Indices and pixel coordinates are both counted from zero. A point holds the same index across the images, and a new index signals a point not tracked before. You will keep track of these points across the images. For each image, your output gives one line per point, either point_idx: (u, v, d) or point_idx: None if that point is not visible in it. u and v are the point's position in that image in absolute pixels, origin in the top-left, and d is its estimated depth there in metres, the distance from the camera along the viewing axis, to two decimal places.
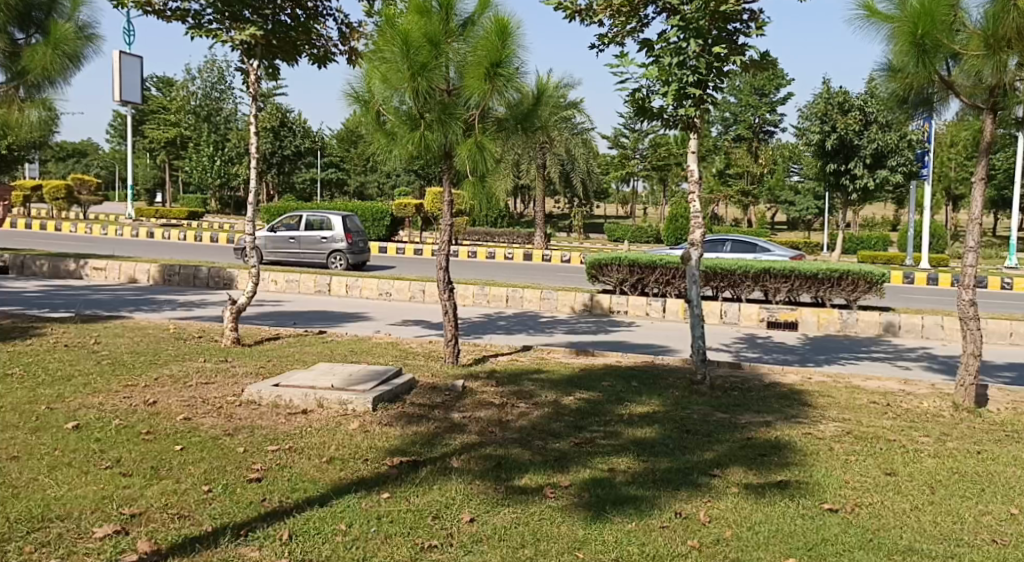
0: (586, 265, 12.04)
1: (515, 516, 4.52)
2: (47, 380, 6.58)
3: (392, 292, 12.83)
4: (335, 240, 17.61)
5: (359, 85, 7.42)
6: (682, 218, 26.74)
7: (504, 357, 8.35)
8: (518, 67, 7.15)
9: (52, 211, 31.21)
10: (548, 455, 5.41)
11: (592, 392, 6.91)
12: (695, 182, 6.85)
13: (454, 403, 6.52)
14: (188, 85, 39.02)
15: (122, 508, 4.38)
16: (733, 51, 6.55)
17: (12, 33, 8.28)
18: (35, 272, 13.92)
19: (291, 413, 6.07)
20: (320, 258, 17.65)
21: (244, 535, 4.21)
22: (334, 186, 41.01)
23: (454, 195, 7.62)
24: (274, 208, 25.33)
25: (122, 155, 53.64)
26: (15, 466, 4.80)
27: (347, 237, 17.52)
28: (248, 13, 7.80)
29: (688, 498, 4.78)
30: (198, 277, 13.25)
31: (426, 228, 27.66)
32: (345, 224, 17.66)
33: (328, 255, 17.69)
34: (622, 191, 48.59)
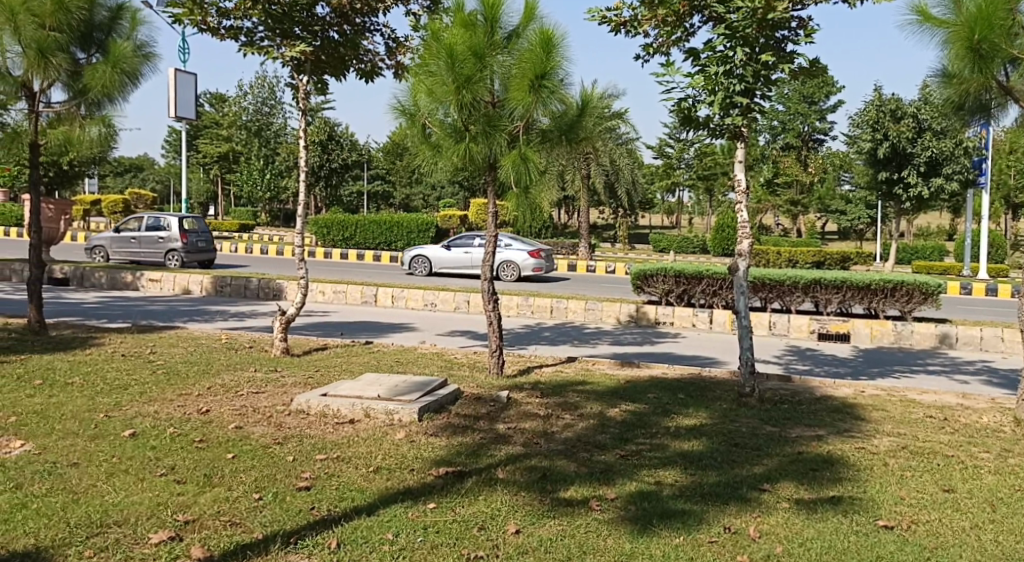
0: (630, 275, 11.96)
1: (561, 528, 4.48)
2: (104, 388, 6.70)
3: (437, 303, 12.86)
4: (172, 239, 18.11)
5: (404, 98, 7.46)
6: (728, 229, 26.50)
7: (549, 368, 8.32)
8: (562, 79, 7.15)
9: (109, 225, 31.95)
10: (594, 467, 5.36)
11: (638, 404, 6.84)
12: (743, 192, 6.76)
13: (499, 414, 6.50)
14: (240, 101, 39.74)
15: (176, 515, 4.43)
16: (780, 59, 6.46)
17: (75, 52, 8.48)
18: (94, 284, 14.24)
19: (338, 423, 6.10)
20: (157, 257, 18.12)
21: (294, 542, 4.22)
22: (381, 198, 41.40)
23: (499, 207, 7.62)
24: (322, 221, 25.65)
25: (176, 169, 54.88)
26: (75, 473, 4.88)
27: (182, 236, 18.04)
28: (299, 30, 7.91)
29: (737, 513, 4.69)
30: (248, 289, 13.44)
31: (471, 239, 27.76)
32: (180, 225, 18.17)
33: (165, 254, 18.16)
34: (668, 201, 48.33)
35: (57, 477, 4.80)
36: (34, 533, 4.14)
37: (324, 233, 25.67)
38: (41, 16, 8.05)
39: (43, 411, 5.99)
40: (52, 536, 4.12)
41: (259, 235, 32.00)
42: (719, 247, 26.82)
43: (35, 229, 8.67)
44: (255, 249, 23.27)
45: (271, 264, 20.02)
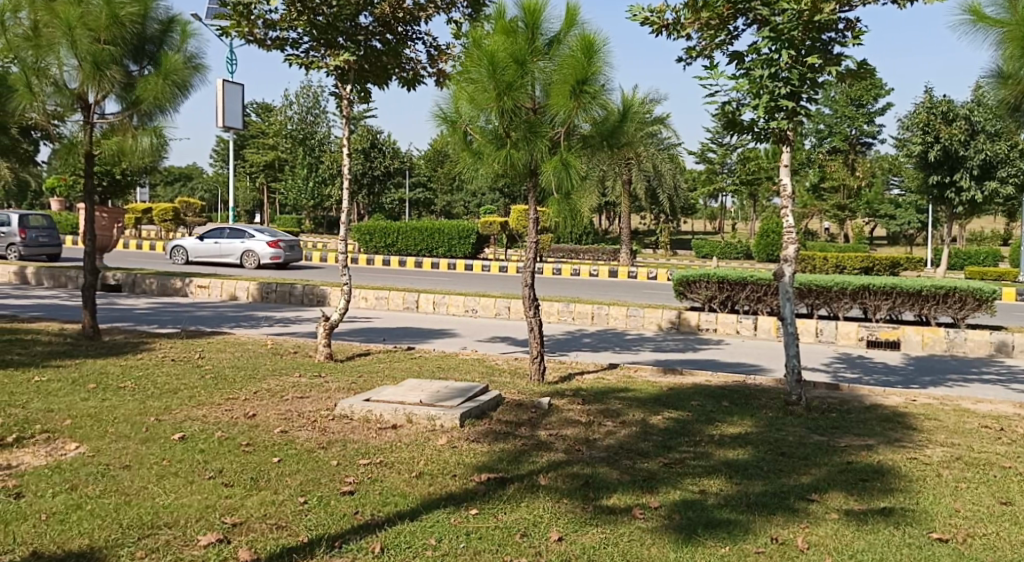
0: (673, 282, 11.86)
1: (604, 536, 4.44)
2: (155, 392, 6.81)
3: (478, 309, 12.87)
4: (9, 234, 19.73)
5: (446, 105, 7.48)
6: (773, 234, 26.19)
7: (590, 374, 8.27)
8: (603, 84, 7.13)
9: (159, 233, 32.55)
10: (637, 475, 5.31)
11: (681, 411, 6.77)
12: (788, 197, 6.66)
13: (540, 420, 6.48)
14: (285, 110, 40.31)
15: (224, 518, 4.46)
16: (827, 61, 6.37)
17: (127, 65, 8.63)
18: (145, 290, 14.50)
19: (380, 428, 6.12)
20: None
21: (338, 546, 4.24)
22: (422, 205, 41.68)
23: (540, 213, 7.59)
24: (364, 227, 25.87)
25: (223, 177, 55.78)
26: (127, 475, 4.95)
27: (21, 232, 19.59)
28: (342, 39, 7.97)
29: (784, 523, 4.61)
30: (293, 295, 13.59)
31: (512, 245, 27.81)
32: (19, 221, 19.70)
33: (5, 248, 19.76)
34: (711, 207, 48.06)
35: (110, 479, 4.87)
36: (87, 533, 4.20)
37: (366, 240, 25.85)
38: (95, 29, 8.23)
39: (96, 414, 6.10)
40: (105, 537, 4.17)
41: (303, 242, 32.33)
42: (763, 253, 26.54)
43: (89, 238, 8.81)
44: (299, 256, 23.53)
45: (318, 270, 20.22)
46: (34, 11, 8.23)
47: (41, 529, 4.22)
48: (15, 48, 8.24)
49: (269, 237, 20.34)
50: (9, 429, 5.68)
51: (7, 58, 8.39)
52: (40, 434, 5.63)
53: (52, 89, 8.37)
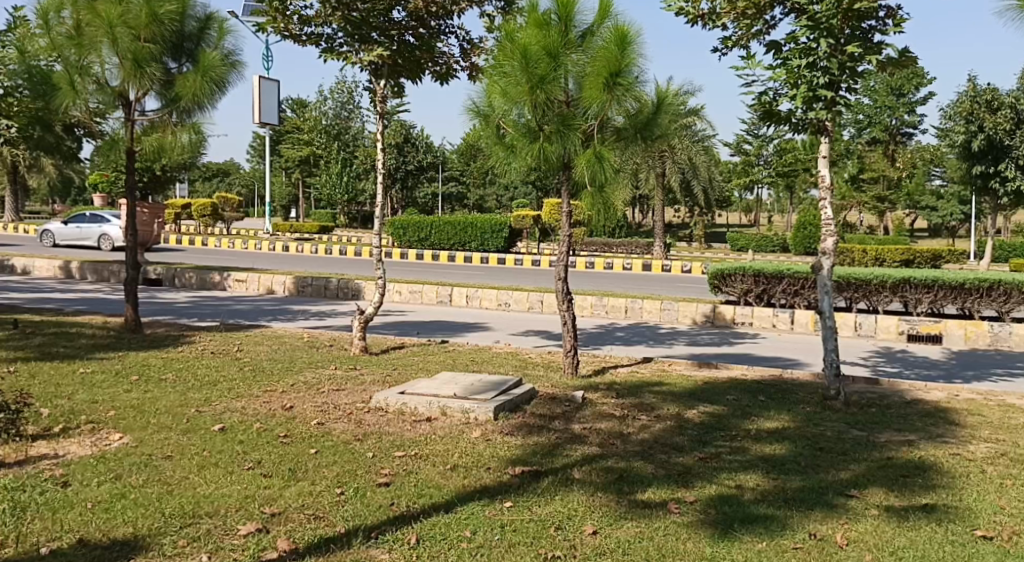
0: (708, 275, 11.77)
1: (639, 530, 4.42)
2: (195, 384, 6.89)
3: (511, 303, 12.87)
4: None
5: (479, 99, 7.47)
6: (810, 227, 25.92)
7: (624, 368, 8.24)
8: (637, 76, 7.09)
9: (198, 227, 33.01)
10: (672, 469, 5.29)
11: (717, 406, 6.72)
12: (826, 189, 6.57)
13: (574, 414, 6.47)
14: (320, 106, 40.66)
15: (263, 508, 4.51)
16: (867, 49, 6.27)
17: (167, 62, 8.72)
18: (184, 284, 14.70)
19: (415, 420, 6.15)
20: None
21: (375, 537, 4.27)
22: (455, 200, 41.84)
23: (573, 206, 7.57)
24: (398, 222, 26.02)
25: (260, 173, 56.39)
26: (169, 465, 5.02)
27: None
28: (376, 35, 8.00)
29: (823, 519, 4.56)
30: (329, 289, 13.66)
31: (545, 238, 27.83)
32: None
33: None
34: (746, 199, 47.75)
35: (153, 469, 4.94)
36: (131, 522, 4.26)
37: (400, 234, 25.93)
38: (136, 27, 8.34)
39: (139, 405, 6.19)
40: (148, 526, 4.23)
41: (338, 237, 32.57)
42: (801, 246, 26.28)
43: (131, 233, 8.92)
44: (334, 250, 23.69)
45: (353, 264, 20.36)
46: (77, 10, 8.38)
47: (87, 517, 4.29)
48: (58, 47, 8.37)
49: (124, 222, 22.59)
50: (55, 420, 5.78)
51: (50, 57, 8.41)
52: (85, 425, 5.72)
53: (94, 87, 8.51)
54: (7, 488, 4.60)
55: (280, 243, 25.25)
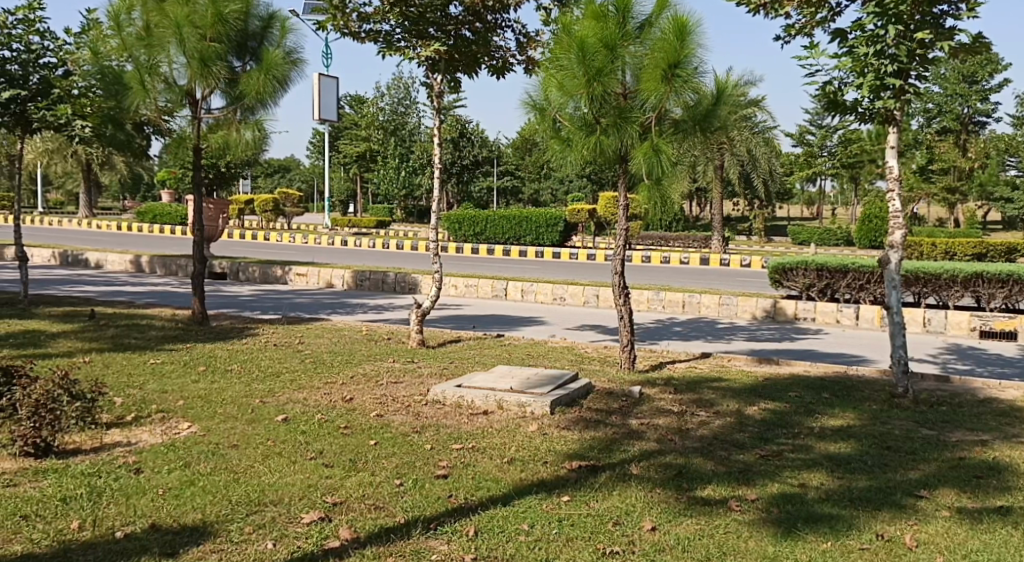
0: (768, 270, 11.58)
1: (699, 527, 4.37)
2: (260, 375, 7.00)
3: (566, 297, 12.83)
4: None
5: (535, 92, 7.44)
6: (875, 219, 25.32)
7: (682, 364, 8.15)
8: (696, 67, 7.00)
9: (260, 222, 33.58)
10: (733, 466, 5.21)
11: (778, 402, 6.61)
12: (895, 180, 6.40)
13: (631, 409, 6.42)
14: (377, 102, 41.04)
15: (325, 497, 4.57)
16: (939, 36, 6.09)
17: (231, 61, 8.84)
18: (246, 278, 14.98)
19: (472, 413, 6.16)
20: None
21: (434, 528, 4.28)
22: (511, 193, 41.85)
23: (630, 199, 7.49)
24: (454, 217, 26.18)
25: (318, 169, 57.10)
26: (235, 454, 5.11)
27: None
28: (433, 30, 8.04)
29: (891, 520, 4.46)
30: (386, 282, 13.79)
31: (601, 231, 27.70)
32: None
33: None
34: (808, 191, 46.86)
35: (220, 457, 5.03)
36: (201, 509, 4.34)
37: (455, 229, 26.29)
38: (202, 27, 8.48)
39: (206, 395, 6.31)
40: (217, 513, 4.30)
41: (394, 231, 32.82)
42: (865, 239, 25.71)
43: (198, 228, 9.08)
44: (392, 244, 23.90)
45: (412, 258, 20.51)
46: (146, 11, 8.55)
47: (158, 503, 4.38)
48: (129, 47, 8.59)
49: None
50: (127, 409, 5.93)
51: (122, 57, 8.71)
52: (155, 414, 5.86)
53: (163, 86, 8.65)
54: (83, 473, 4.72)
55: (338, 237, 25.57)
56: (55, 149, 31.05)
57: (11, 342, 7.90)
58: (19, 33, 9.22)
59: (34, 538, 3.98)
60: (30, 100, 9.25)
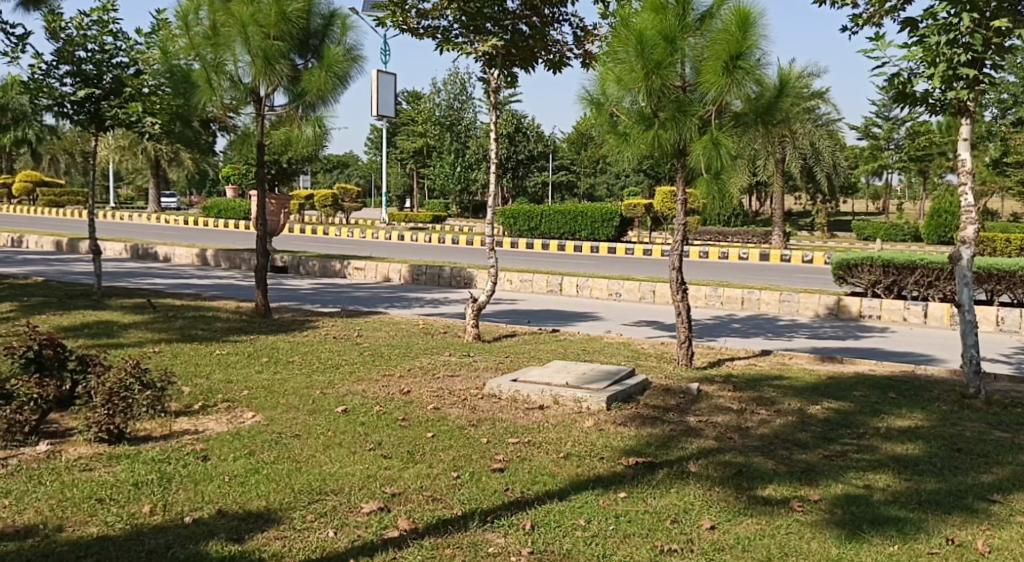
0: (832, 266, 11.40)
1: (760, 527, 4.29)
2: (319, 367, 7.09)
3: (622, 293, 12.75)
4: None
5: (593, 87, 7.38)
6: (945, 214, 24.65)
7: (742, 361, 8.03)
8: (759, 59, 6.89)
9: (320, 217, 34.05)
10: (794, 466, 5.11)
11: (843, 402, 6.47)
12: (967, 174, 6.21)
13: (689, 406, 6.34)
14: (434, 98, 41.30)
15: (385, 487, 4.60)
16: (1016, 23, 5.89)
17: (293, 59, 8.94)
18: (307, 271, 15.20)
19: (528, 408, 6.15)
20: None
21: (491, 521, 4.27)
22: (566, 188, 41.74)
23: (689, 194, 7.38)
24: (508, 212, 26.25)
25: (376, 164, 57.67)
26: (297, 443, 5.17)
27: None
28: (490, 25, 8.02)
29: (961, 524, 4.33)
30: (442, 277, 13.82)
31: (657, 225, 27.51)
32: None
33: None
34: (873, 185, 45.89)
35: (283, 447, 5.10)
36: (265, 496, 4.39)
37: (511, 224, 26.33)
38: (266, 26, 8.59)
39: (270, 386, 6.40)
40: (280, 501, 4.35)
41: (450, 226, 33.01)
42: (933, 234, 25.18)
43: (261, 223, 9.19)
44: (447, 240, 24.02)
45: (472, 253, 20.57)
46: (214, 11, 8.71)
47: (225, 490, 4.45)
48: (197, 46, 8.75)
49: None
50: (194, 398, 6.05)
51: (190, 56, 8.88)
52: (221, 403, 5.96)
53: (228, 84, 8.79)
54: (154, 459, 4.82)
55: (395, 232, 25.76)
56: (126, 146, 31.95)
57: (85, 332, 8.11)
58: (94, 34, 9.45)
59: (109, 520, 4.07)
60: (103, 99, 9.53)
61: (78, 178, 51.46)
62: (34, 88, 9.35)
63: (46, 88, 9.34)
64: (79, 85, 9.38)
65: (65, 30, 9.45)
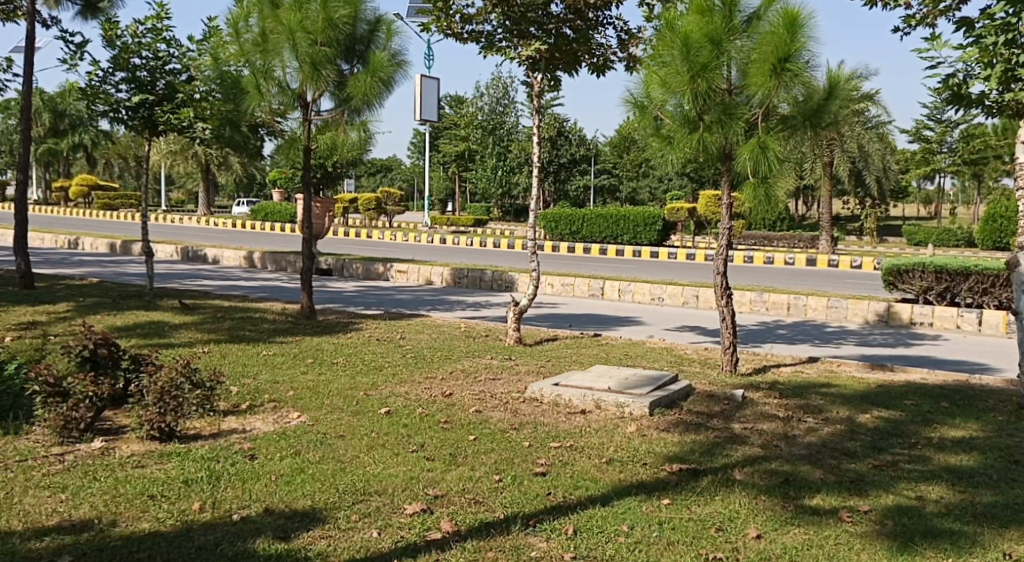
0: (882, 272, 11.21)
1: (808, 538, 4.21)
2: (362, 368, 7.12)
3: (665, 298, 12.63)
4: None
5: (637, 90, 7.30)
6: (1000, 219, 24.13)
7: (788, 368, 7.91)
8: (807, 61, 6.79)
9: (363, 220, 34.34)
10: (843, 475, 5.01)
11: (893, 411, 6.33)
12: None
13: (734, 413, 6.25)
14: (477, 102, 41.46)
15: (427, 489, 4.59)
16: None
17: (340, 64, 8.99)
18: (351, 274, 15.33)
19: (570, 412, 6.11)
20: None
21: (533, 525, 4.24)
22: (608, 192, 41.64)
23: (735, 198, 7.28)
24: (550, 215, 26.25)
25: (419, 168, 58.07)
26: (341, 444, 5.19)
27: None
28: (534, 29, 8.01)
29: (1019, 539, 4.20)
30: (484, 280, 13.83)
31: (700, 229, 27.31)
32: None
33: None
34: (925, 188, 45.06)
35: (328, 447, 5.12)
36: (310, 495, 4.42)
37: (552, 227, 26.30)
38: (313, 33, 8.66)
39: (314, 387, 6.44)
40: (325, 500, 4.37)
41: (492, 230, 33.09)
42: (988, 240, 24.69)
43: (306, 226, 9.23)
44: (489, 244, 24.05)
45: (514, 257, 20.60)
46: (263, 18, 8.77)
47: (272, 488, 4.48)
48: (246, 53, 8.87)
49: None
50: (242, 398, 6.10)
51: (240, 62, 9.00)
52: (267, 403, 6.01)
53: (276, 90, 8.91)
54: (203, 457, 4.87)
55: (437, 235, 25.86)
56: (177, 150, 32.55)
57: (137, 331, 8.25)
58: (148, 41, 9.61)
59: (160, 517, 4.12)
60: (156, 105, 9.69)
61: (130, 184, 52.52)
62: (91, 95, 9.54)
63: (102, 94, 9.53)
64: (133, 91, 9.55)
65: (120, 38, 9.61)
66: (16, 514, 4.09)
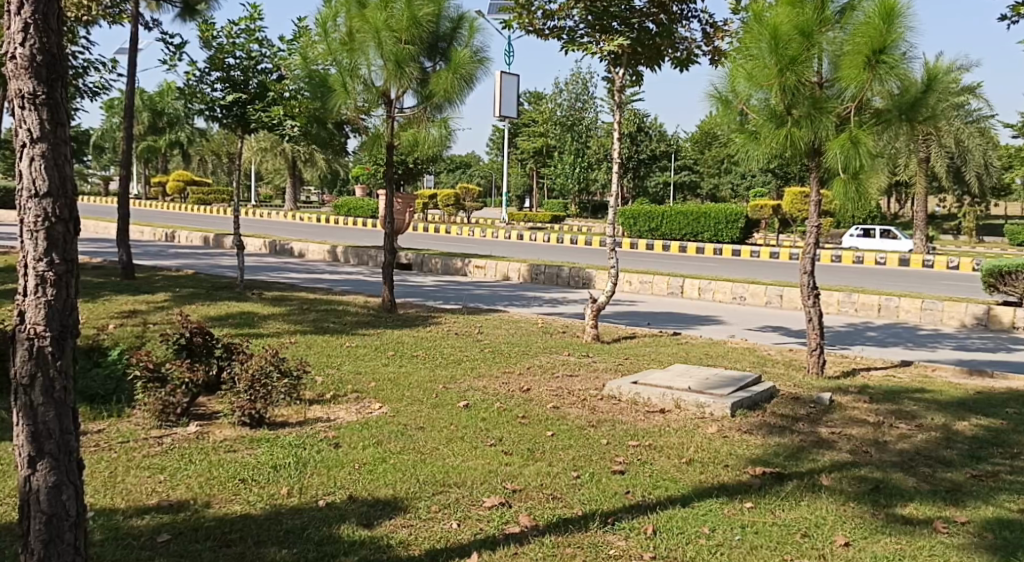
0: (981, 274, 10.75)
1: (899, 547, 4.03)
2: (441, 362, 7.14)
3: (747, 297, 12.36)
4: None
5: (722, 84, 7.13)
6: None
7: (878, 372, 7.63)
8: (904, 53, 6.52)
9: (443, 216, 34.60)
10: (938, 485, 4.79)
11: (993, 419, 6.04)
12: None
13: (820, 417, 6.05)
14: (556, 98, 41.36)
15: (505, 483, 4.55)
16: None
17: (423, 61, 9.03)
18: (430, 269, 15.45)
19: (649, 411, 6.00)
20: None
21: (611, 523, 4.17)
22: (689, 189, 41.09)
23: (823, 196, 7.06)
24: (628, 212, 26.03)
25: (497, 165, 58.32)
26: (420, 436, 5.19)
27: None
28: (616, 24, 7.88)
29: None
30: (561, 277, 13.75)
31: (785, 227, 26.66)
32: None
33: None
34: None
35: (407, 438, 5.13)
36: (392, 485, 4.42)
37: (631, 224, 26.10)
38: (398, 31, 8.72)
39: (395, 379, 6.47)
40: (406, 490, 4.38)
41: (570, 226, 32.99)
42: None
43: (388, 221, 9.26)
44: (567, 240, 23.97)
45: (593, 253, 20.47)
46: (350, 17, 8.88)
47: (355, 476, 4.51)
48: (333, 52, 8.99)
49: None
50: (327, 388, 6.18)
51: (327, 61, 9.13)
52: (350, 394, 6.06)
53: (361, 87, 9.01)
54: (290, 444, 4.93)
55: (515, 231, 25.86)
56: (264, 146, 33.39)
57: (228, 321, 8.44)
58: (242, 42, 9.82)
59: (250, 500, 4.18)
60: (249, 103, 9.89)
61: (221, 180, 54.04)
62: (189, 94, 9.81)
63: (198, 93, 9.78)
64: (227, 90, 9.80)
65: (216, 38, 9.84)
66: (118, 492, 4.20)
